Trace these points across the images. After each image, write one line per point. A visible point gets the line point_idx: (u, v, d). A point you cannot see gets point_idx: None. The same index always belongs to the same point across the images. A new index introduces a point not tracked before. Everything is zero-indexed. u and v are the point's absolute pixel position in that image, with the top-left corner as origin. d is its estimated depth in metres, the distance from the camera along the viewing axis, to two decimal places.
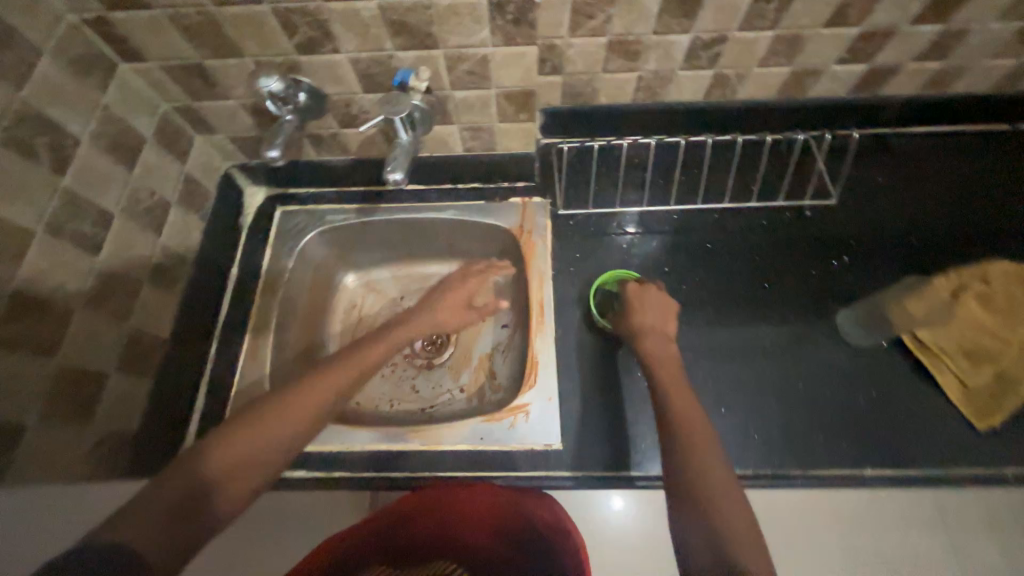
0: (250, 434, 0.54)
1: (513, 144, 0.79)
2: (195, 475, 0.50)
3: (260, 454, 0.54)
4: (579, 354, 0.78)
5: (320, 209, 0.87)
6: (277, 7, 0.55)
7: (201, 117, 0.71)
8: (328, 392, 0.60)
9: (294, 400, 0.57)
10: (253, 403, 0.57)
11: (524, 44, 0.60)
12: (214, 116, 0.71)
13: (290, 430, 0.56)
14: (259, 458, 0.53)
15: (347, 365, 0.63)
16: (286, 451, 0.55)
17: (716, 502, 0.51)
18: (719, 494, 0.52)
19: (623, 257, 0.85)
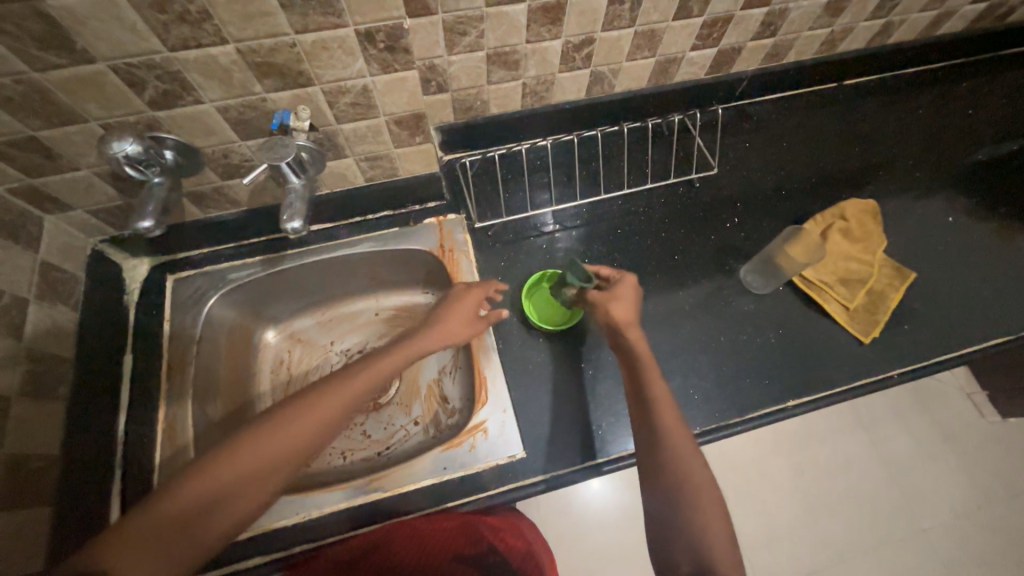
0: (226, 466, 0.54)
1: (416, 167, 0.78)
2: (193, 495, 0.53)
3: (254, 476, 0.55)
4: (524, 358, 0.79)
5: (219, 268, 0.80)
6: (117, 64, 0.49)
7: (48, 195, 0.62)
8: (326, 413, 0.59)
9: (288, 428, 0.57)
10: (252, 425, 0.58)
11: (403, 69, 0.59)
12: (66, 191, 0.62)
13: (253, 471, 0.55)
14: (254, 479, 0.55)
15: (344, 387, 0.61)
16: (277, 474, 0.56)
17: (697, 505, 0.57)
18: (700, 496, 0.57)
19: (545, 256, 0.87)
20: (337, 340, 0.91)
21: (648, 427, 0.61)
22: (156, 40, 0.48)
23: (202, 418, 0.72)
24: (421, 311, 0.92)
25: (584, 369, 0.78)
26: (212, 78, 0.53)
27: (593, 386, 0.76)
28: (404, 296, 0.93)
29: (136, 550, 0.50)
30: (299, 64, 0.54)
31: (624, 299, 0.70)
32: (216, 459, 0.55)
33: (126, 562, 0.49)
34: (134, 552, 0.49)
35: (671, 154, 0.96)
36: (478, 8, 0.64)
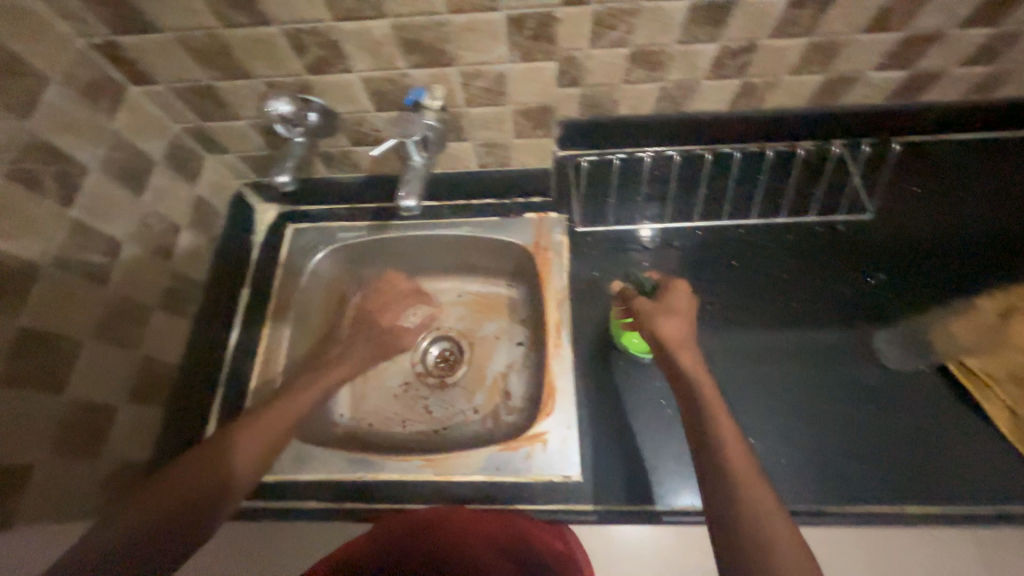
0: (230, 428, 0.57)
1: (527, 160, 0.76)
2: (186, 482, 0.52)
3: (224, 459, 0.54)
4: (602, 376, 0.73)
5: (332, 226, 0.85)
6: (288, 28, 0.52)
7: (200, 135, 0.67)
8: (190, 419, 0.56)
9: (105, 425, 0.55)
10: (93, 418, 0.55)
11: (543, 59, 0.56)
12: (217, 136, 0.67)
13: (219, 455, 0.54)
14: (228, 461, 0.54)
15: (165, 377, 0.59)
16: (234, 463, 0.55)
17: (760, 532, 0.47)
18: (767, 516, 0.48)
19: (644, 275, 0.81)
20: (416, 313, 0.93)
21: (709, 466, 0.52)
22: (324, 9, 0.50)
23: (292, 361, 0.78)
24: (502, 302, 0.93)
25: (663, 404, 0.71)
26: (365, 48, 0.55)
27: (669, 426, 0.69)
28: (488, 284, 0.93)
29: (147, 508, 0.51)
30: (443, 43, 0.54)
31: (679, 314, 0.62)
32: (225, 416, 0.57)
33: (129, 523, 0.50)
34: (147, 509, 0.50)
35: (817, 188, 0.83)
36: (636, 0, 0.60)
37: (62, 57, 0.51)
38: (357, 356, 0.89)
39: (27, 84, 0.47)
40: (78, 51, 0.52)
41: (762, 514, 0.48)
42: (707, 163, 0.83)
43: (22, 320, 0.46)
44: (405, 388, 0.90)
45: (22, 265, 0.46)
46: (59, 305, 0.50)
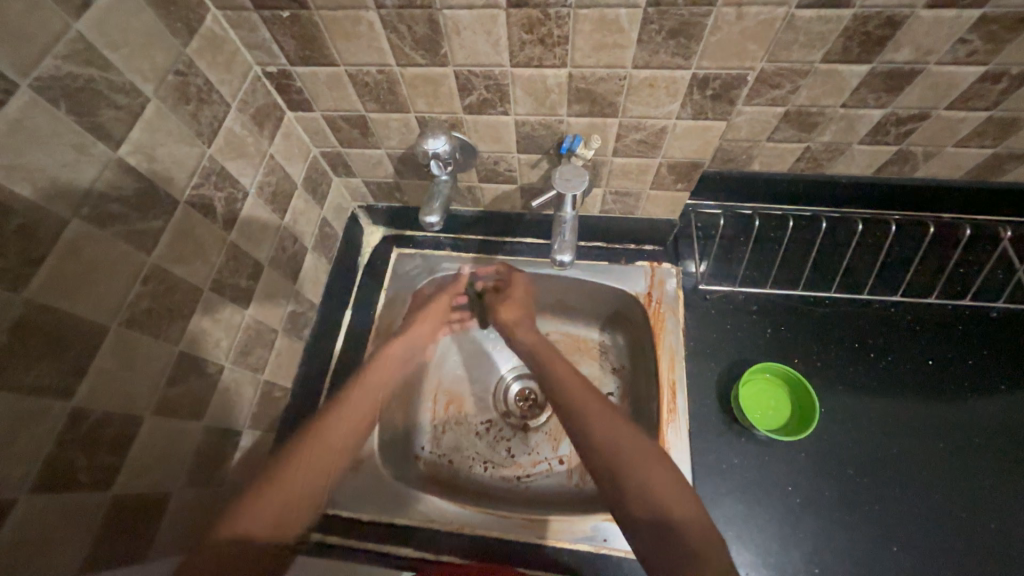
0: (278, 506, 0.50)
1: (655, 210, 0.73)
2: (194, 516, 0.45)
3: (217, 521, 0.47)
4: (724, 454, 0.66)
5: (437, 255, 0.84)
6: (462, 70, 0.51)
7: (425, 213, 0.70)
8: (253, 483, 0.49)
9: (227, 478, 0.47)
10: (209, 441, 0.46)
11: (713, 119, 0.53)
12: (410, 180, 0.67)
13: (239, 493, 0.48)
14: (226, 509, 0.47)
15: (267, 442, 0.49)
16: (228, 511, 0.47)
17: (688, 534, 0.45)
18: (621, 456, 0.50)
19: (768, 344, 0.73)
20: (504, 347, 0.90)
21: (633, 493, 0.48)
22: (505, 56, 0.49)
23: (389, 390, 0.75)
24: (592, 348, 0.87)
25: (791, 490, 0.64)
26: (531, 95, 0.53)
27: (802, 516, 0.62)
28: (579, 326, 0.89)
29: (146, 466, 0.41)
30: (616, 96, 0.52)
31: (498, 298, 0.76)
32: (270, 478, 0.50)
33: (61, 549, 0.36)
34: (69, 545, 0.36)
35: (980, 271, 0.73)
36: (812, 62, 0.56)
37: (242, 84, 0.51)
38: (441, 389, 0.86)
39: (214, 110, 0.47)
40: (253, 79, 0.53)
41: (634, 466, 0.49)
42: (859, 234, 0.75)
43: (183, 346, 0.45)
44: (488, 427, 0.85)
45: (191, 287, 0.46)
46: (214, 327, 0.49)
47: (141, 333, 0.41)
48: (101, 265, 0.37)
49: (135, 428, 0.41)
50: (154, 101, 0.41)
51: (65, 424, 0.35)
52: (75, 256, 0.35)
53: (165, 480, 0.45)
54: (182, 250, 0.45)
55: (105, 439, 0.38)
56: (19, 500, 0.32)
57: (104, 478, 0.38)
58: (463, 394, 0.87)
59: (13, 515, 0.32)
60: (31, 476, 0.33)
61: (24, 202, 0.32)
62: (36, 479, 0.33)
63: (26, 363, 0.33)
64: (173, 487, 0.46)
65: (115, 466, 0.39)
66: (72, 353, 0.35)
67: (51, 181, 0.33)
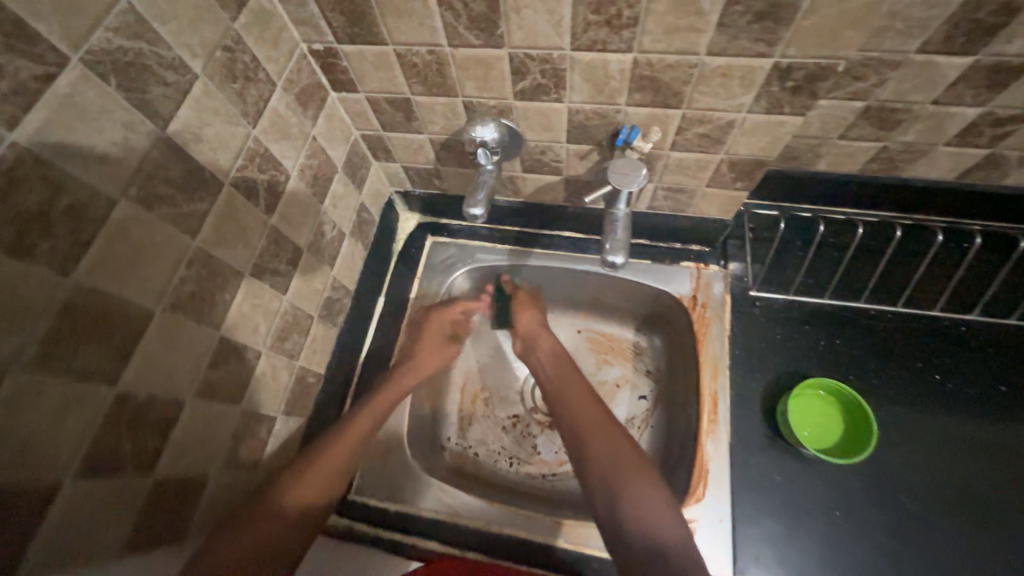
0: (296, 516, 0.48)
1: (707, 209, 0.68)
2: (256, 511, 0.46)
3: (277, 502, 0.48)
4: (767, 471, 0.63)
5: (472, 245, 0.81)
6: (517, 53, 0.48)
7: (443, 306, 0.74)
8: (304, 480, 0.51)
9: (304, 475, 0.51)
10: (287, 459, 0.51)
11: (789, 114, 0.49)
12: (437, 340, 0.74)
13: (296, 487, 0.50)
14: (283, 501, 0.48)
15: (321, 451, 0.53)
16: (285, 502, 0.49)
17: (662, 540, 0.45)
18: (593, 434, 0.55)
19: (822, 358, 0.68)
20: None
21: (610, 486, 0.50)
22: (567, 38, 0.45)
23: (419, 380, 0.74)
24: (626, 348, 0.85)
25: (838, 514, 0.60)
26: (589, 81, 0.49)
27: (848, 544, 0.59)
28: (614, 325, 0.86)
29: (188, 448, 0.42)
30: (683, 85, 0.48)
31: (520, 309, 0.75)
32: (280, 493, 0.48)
33: (103, 529, 0.35)
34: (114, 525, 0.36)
35: None
36: (906, 52, 0.50)
37: (289, 62, 0.49)
38: (469, 380, 0.85)
39: (260, 89, 0.46)
40: (300, 57, 0.51)
41: (631, 480, 0.50)
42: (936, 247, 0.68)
43: (223, 331, 0.45)
44: (515, 423, 0.83)
45: (232, 272, 0.45)
46: (253, 313, 0.48)
47: (184, 317, 0.40)
48: (148, 247, 0.36)
49: (175, 412, 0.40)
50: (203, 79, 0.39)
51: (110, 408, 0.35)
52: (123, 238, 0.34)
53: (202, 465, 0.44)
54: (225, 233, 0.43)
55: (146, 423, 0.38)
56: (65, 482, 0.32)
57: (145, 461, 0.38)
58: (491, 387, 0.85)
59: (60, 496, 0.32)
60: (78, 458, 0.33)
61: (74, 182, 0.31)
62: (82, 461, 0.33)
63: (75, 347, 0.32)
64: (210, 470, 0.46)
65: (157, 449, 0.39)
66: (119, 336, 0.35)
67: (99, 160, 0.32)
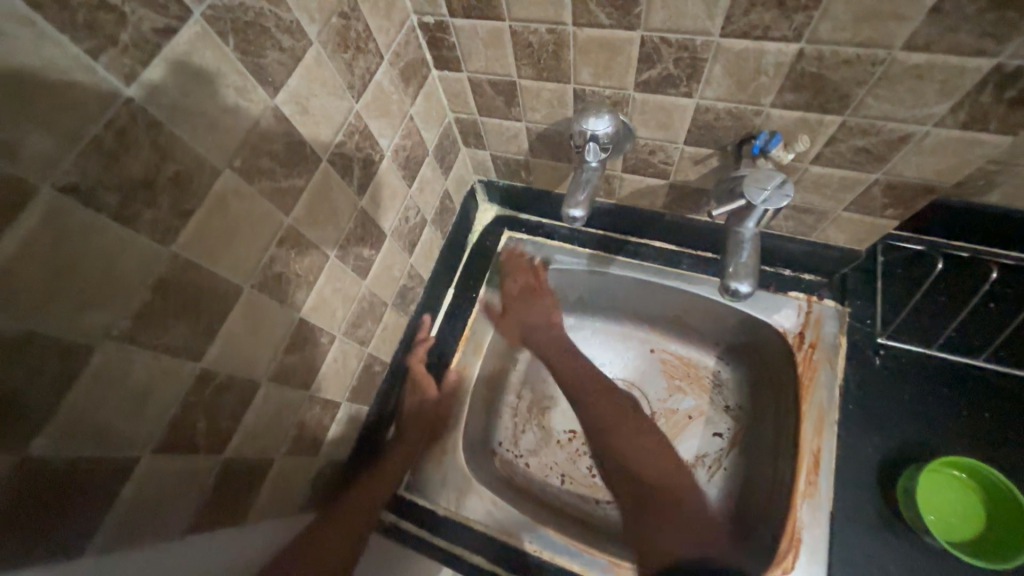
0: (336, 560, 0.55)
1: (837, 235, 0.58)
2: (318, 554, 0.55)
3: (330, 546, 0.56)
4: (876, 553, 0.53)
5: (549, 244, 0.76)
6: (653, 36, 0.41)
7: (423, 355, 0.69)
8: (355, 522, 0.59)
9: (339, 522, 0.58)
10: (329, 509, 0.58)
11: (993, 132, 0.38)
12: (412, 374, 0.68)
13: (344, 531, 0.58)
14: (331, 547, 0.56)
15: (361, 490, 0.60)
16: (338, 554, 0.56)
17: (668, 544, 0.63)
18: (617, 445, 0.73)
19: (966, 429, 0.56)
20: (601, 354, 0.81)
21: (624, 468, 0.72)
22: (719, 21, 0.38)
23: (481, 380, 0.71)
24: (704, 377, 0.76)
25: None
26: (734, 75, 0.42)
27: None
28: (693, 349, 0.77)
29: (235, 430, 0.38)
30: (857, 86, 0.39)
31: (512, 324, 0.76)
32: (320, 537, 0.56)
33: (167, 509, 0.34)
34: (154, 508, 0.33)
35: None
36: None
37: (398, 35, 0.46)
38: (527, 388, 0.79)
39: (369, 61, 0.43)
40: (409, 30, 0.48)
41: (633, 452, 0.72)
42: None
43: (303, 314, 0.43)
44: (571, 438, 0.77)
45: (319, 253, 0.43)
46: (333, 296, 0.46)
47: (270, 297, 0.38)
48: (245, 223, 0.34)
49: (251, 394, 0.39)
50: (316, 45, 0.36)
51: (191, 387, 0.33)
52: (223, 212, 0.32)
53: (267, 447, 0.43)
54: (317, 213, 0.41)
55: (223, 404, 0.36)
56: (140, 460, 0.31)
57: (217, 441, 0.37)
58: (549, 397, 0.79)
59: (134, 474, 0.31)
60: (156, 436, 0.31)
61: (184, 148, 0.28)
62: (159, 440, 0.32)
63: (163, 323, 0.30)
64: (274, 454, 0.44)
65: (229, 431, 0.38)
66: (206, 314, 0.33)
67: (210, 126, 0.30)
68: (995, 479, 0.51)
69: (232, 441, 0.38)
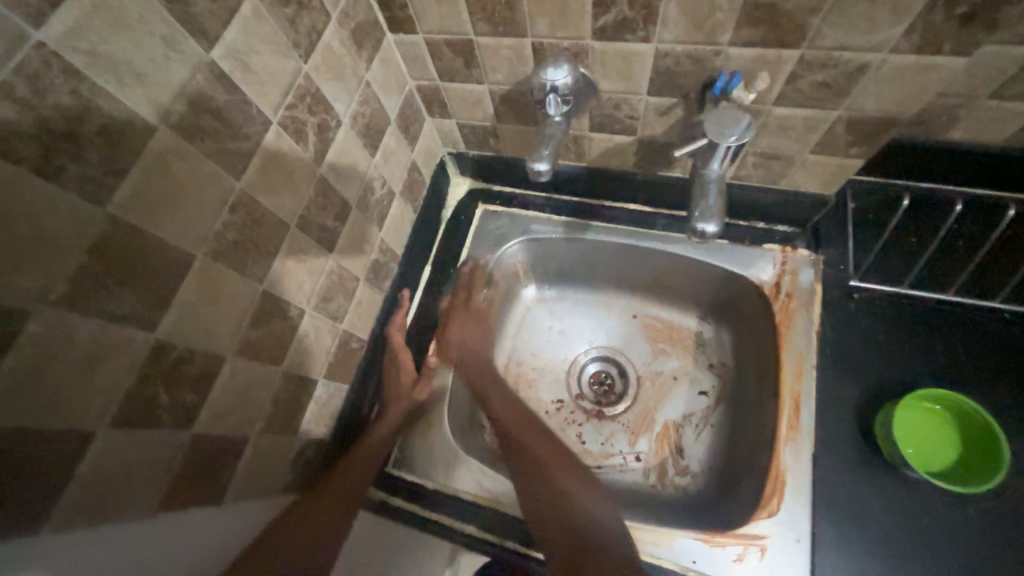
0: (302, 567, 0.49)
1: (806, 181, 0.59)
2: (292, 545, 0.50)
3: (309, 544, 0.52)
4: (857, 488, 0.54)
5: (524, 215, 0.75)
6: None
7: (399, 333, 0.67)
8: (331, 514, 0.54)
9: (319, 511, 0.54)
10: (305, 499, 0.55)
11: (946, 54, 0.38)
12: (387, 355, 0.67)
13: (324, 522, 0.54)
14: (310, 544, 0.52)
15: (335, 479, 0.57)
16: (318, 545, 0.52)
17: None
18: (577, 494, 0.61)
19: (941, 364, 0.57)
20: (583, 325, 0.81)
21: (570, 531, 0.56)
22: None
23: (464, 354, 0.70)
24: (687, 338, 0.77)
25: (951, 547, 0.50)
26: (689, 13, 0.41)
27: None
28: (674, 312, 0.78)
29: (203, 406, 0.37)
30: (810, 15, 0.39)
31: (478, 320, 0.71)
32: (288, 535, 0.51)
33: (134, 485, 0.33)
34: (120, 486, 0.32)
35: None
36: None
37: None
38: (512, 362, 0.79)
39: (315, 19, 0.41)
40: None
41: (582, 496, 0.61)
42: None
43: (267, 285, 0.41)
44: (558, 408, 0.77)
45: (278, 222, 0.41)
46: (298, 268, 0.45)
47: (226, 266, 0.37)
48: (191, 186, 0.33)
49: (216, 367, 0.38)
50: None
51: (148, 357, 0.32)
52: (164, 172, 0.31)
53: (241, 424, 0.42)
54: (271, 178, 0.40)
55: (186, 377, 0.35)
56: (98, 433, 0.30)
57: (184, 416, 0.36)
58: (535, 371, 0.79)
59: (92, 448, 0.30)
60: (112, 409, 0.30)
61: (111, 99, 0.27)
62: (116, 412, 0.31)
63: (107, 289, 0.29)
64: (249, 431, 0.43)
65: (196, 405, 0.37)
66: (156, 281, 0.31)
67: (140, 78, 0.28)
68: (965, 405, 0.53)
69: (200, 415, 0.37)
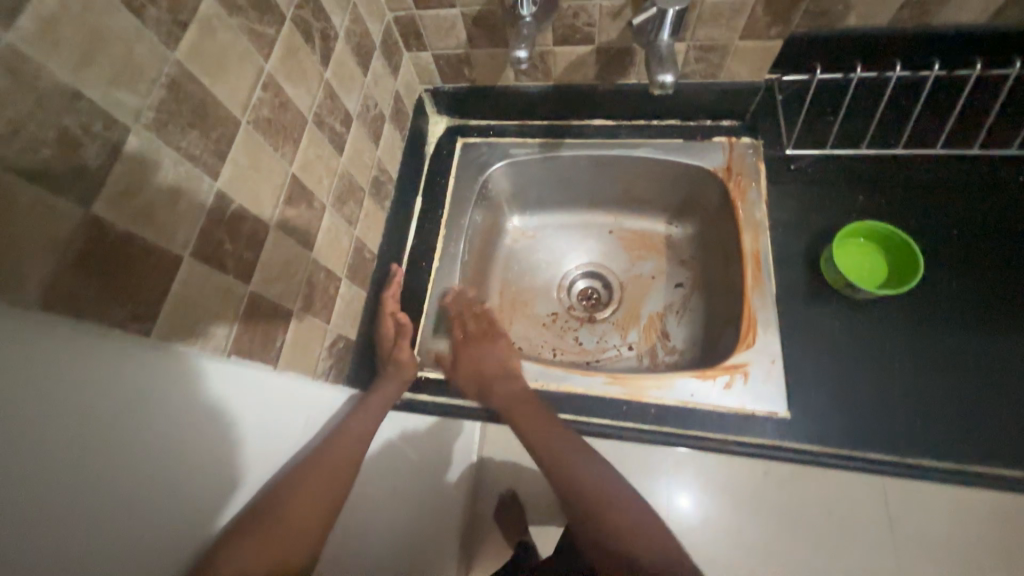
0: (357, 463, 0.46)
1: (740, 71, 0.69)
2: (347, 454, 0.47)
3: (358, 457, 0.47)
4: (812, 314, 0.64)
5: (501, 141, 0.82)
6: None
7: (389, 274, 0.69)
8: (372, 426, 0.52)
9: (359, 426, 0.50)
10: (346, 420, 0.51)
11: None
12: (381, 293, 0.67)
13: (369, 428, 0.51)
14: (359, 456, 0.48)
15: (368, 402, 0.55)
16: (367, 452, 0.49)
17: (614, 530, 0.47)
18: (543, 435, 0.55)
19: (863, 210, 0.69)
20: (566, 245, 0.89)
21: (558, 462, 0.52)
22: None
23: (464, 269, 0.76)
24: (659, 240, 0.86)
25: (889, 343, 0.61)
26: None
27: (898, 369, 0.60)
28: (645, 220, 0.87)
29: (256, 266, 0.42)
30: None
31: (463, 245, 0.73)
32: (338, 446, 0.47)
33: (211, 320, 0.38)
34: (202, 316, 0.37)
35: None
36: None
37: None
38: (506, 281, 0.86)
39: None
40: None
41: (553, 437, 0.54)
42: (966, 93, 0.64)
43: (295, 170, 0.46)
44: (554, 319, 0.85)
45: (298, 112, 0.47)
46: (316, 162, 0.50)
47: (263, 139, 0.42)
48: (232, 55, 0.38)
49: (263, 233, 0.43)
50: None
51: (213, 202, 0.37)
52: (212, 36, 0.36)
53: (286, 296, 0.46)
54: (289, 70, 0.45)
55: (241, 233, 0.40)
56: (183, 258, 0.34)
57: (242, 271, 0.40)
58: (528, 289, 0.87)
59: (180, 270, 0.34)
60: (192, 240, 0.35)
61: None
62: (195, 245, 0.35)
63: (180, 126, 0.33)
64: (292, 306, 0.48)
65: (251, 263, 0.41)
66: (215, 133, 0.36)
67: None
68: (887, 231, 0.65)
69: (254, 274, 0.42)
